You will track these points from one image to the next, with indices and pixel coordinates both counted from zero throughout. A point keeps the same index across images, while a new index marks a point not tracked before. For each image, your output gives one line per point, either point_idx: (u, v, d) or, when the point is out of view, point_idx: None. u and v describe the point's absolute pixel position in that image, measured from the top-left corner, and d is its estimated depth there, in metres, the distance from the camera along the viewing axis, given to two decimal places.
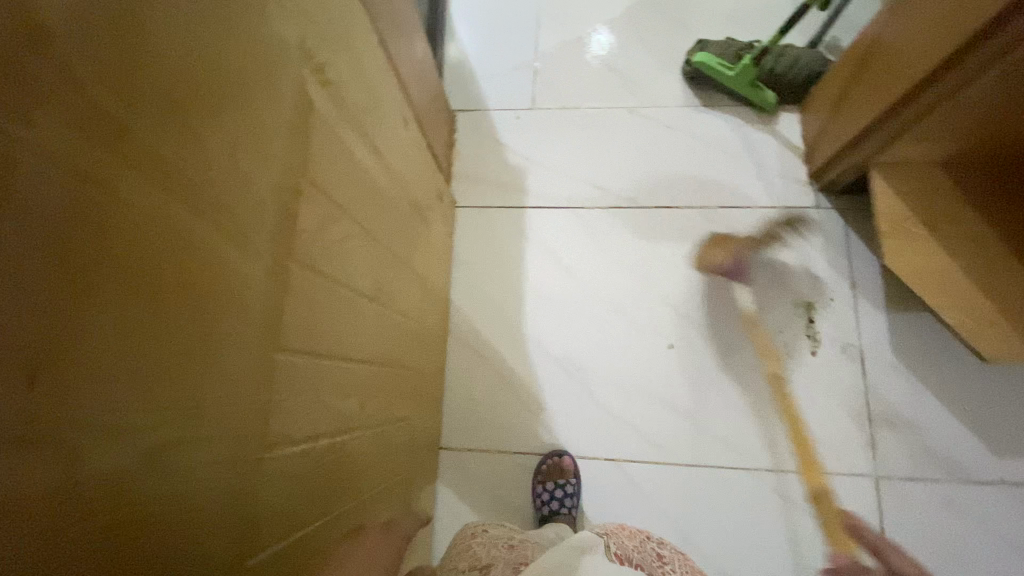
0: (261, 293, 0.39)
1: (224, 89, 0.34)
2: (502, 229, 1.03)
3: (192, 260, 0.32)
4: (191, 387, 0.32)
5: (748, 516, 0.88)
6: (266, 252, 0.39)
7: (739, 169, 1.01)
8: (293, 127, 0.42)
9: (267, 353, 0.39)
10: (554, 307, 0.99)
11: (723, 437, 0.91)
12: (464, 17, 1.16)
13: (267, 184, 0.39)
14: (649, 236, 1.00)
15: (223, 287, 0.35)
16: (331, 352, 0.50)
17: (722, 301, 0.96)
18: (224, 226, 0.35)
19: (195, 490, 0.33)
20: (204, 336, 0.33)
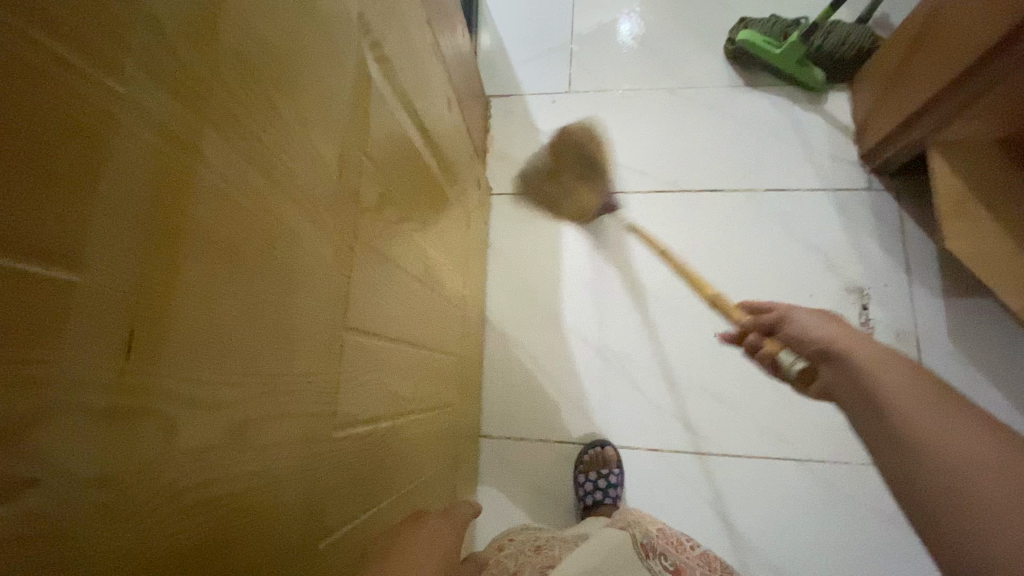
0: (330, 269, 0.38)
1: (296, 60, 0.34)
2: (539, 215, 1.01)
3: (270, 231, 0.31)
4: (269, 361, 0.32)
5: (797, 507, 0.85)
6: (333, 228, 0.39)
7: (785, 151, 0.98)
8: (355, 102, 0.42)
9: (335, 332, 0.39)
10: (594, 294, 0.97)
11: (771, 426, 0.88)
12: (497, 1, 1.14)
13: (334, 158, 0.38)
14: (690, 221, 0.97)
15: (296, 261, 0.34)
16: (389, 333, 0.50)
17: (768, 288, 0.93)
18: (297, 199, 0.34)
19: (272, 464, 0.33)
20: (280, 310, 0.33)
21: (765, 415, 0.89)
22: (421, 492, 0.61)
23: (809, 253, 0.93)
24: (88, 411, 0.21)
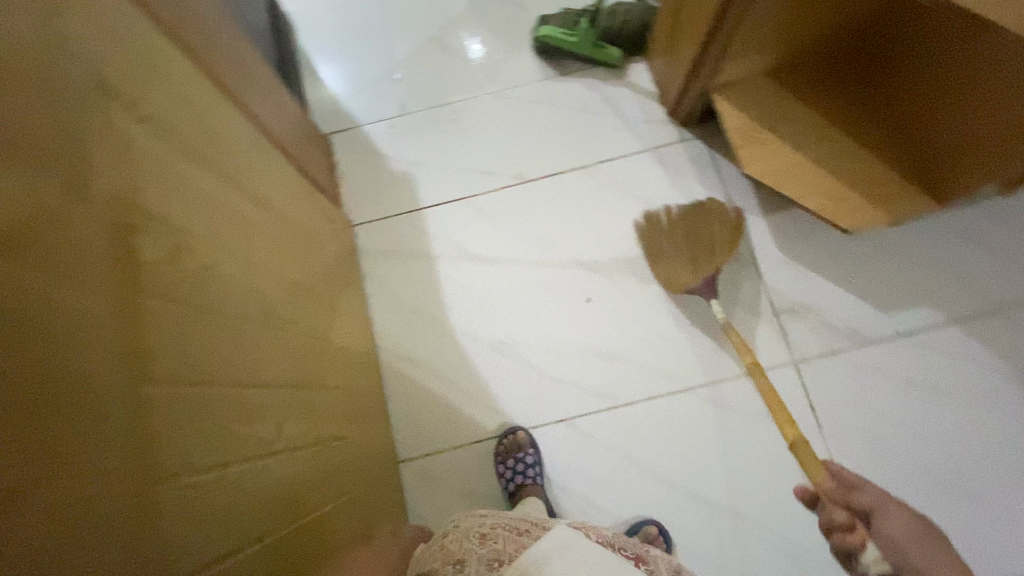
0: (112, 323, 0.38)
1: (49, 147, 0.36)
2: (405, 236, 1.05)
3: (22, 288, 0.31)
4: (53, 420, 0.32)
5: (698, 432, 0.93)
6: (110, 282, 0.39)
7: (605, 123, 1.08)
8: (129, 171, 0.44)
9: (157, 390, 0.41)
10: (475, 294, 1.01)
11: (657, 368, 0.96)
12: (315, 46, 1.17)
13: (94, 212, 0.39)
14: (542, 205, 1.04)
15: (66, 318, 0.34)
16: (233, 377, 0.52)
17: (622, 246, 1.01)
18: (51, 253, 0.34)
19: (83, 521, 0.32)
20: (55, 368, 0.32)
21: (650, 359, 0.96)
22: (319, 528, 0.61)
23: (649, 209, 1.03)
24: None
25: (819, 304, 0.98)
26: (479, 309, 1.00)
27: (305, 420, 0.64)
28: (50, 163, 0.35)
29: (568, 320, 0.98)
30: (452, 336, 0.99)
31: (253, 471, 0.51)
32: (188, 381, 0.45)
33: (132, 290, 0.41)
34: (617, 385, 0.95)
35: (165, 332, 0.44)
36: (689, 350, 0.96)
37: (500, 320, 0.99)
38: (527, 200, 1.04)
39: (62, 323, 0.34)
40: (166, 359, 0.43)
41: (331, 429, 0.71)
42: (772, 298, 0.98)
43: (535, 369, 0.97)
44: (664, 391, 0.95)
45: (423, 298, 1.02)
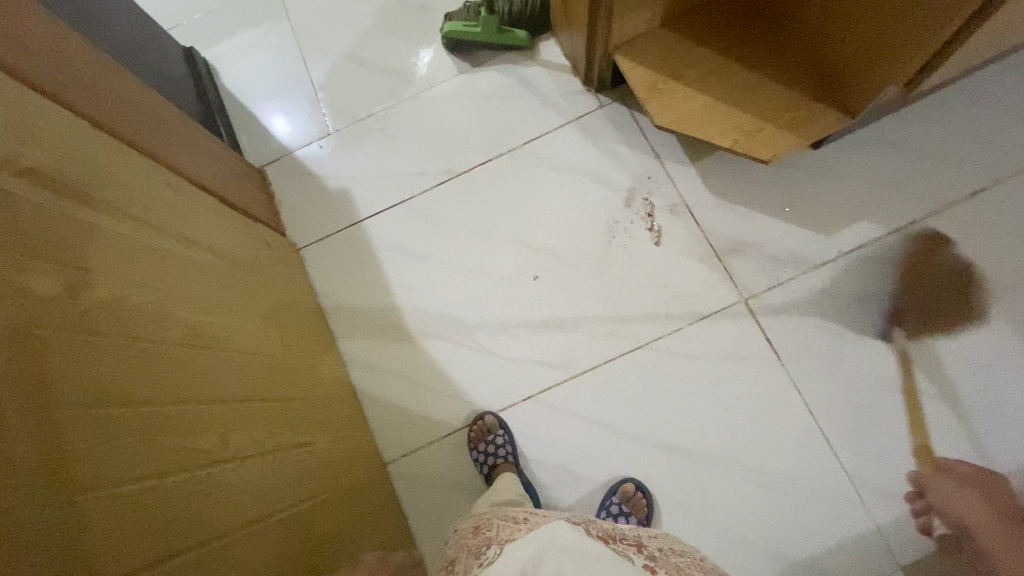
0: (123, 360, 0.54)
1: (51, 247, 0.51)
2: (602, 246, 1.10)
3: (61, 341, 0.47)
4: (90, 425, 0.47)
5: (832, 526, 0.94)
6: (118, 331, 0.55)
7: (836, 195, 1.05)
8: (109, 249, 0.59)
9: (157, 411, 0.55)
10: (654, 320, 1.05)
11: (785, 464, 0.97)
12: (556, 52, 1.22)
13: (100, 287, 0.55)
14: (750, 257, 1.05)
15: (90, 356, 0.50)
16: (218, 394, 0.66)
17: (814, 321, 1.01)
18: (76, 317, 0.50)
19: (120, 498, 0.47)
20: (87, 384, 0.48)
21: (781, 452, 0.97)
22: (317, 512, 0.76)
23: (854, 292, 1.02)
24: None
25: (979, 463, 0.93)
26: (632, 349, 1.05)
27: (289, 419, 0.79)
28: (58, 266, 0.51)
29: (715, 388, 1.01)
30: (599, 364, 1.05)
31: (247, 463, 0.66)
32: (185, 400, 0.60)
33: (127, 343, 0.56)
34: (741, 465, 0.97)
35: (157, 369, 0.58)
36: (822, 459, 0.96)
37: (648, 365, 1.03)
38: (714, 262, 1.06)
39: (86, 369, 0.49)
40: (161, 386, 0.58)
41: (316, 430, 0.85)
42: (927, 442, 0.95)
43: (666, 422, 1.01)
44: (783, 487, 0.96)
45: (581, 321, 1.07)
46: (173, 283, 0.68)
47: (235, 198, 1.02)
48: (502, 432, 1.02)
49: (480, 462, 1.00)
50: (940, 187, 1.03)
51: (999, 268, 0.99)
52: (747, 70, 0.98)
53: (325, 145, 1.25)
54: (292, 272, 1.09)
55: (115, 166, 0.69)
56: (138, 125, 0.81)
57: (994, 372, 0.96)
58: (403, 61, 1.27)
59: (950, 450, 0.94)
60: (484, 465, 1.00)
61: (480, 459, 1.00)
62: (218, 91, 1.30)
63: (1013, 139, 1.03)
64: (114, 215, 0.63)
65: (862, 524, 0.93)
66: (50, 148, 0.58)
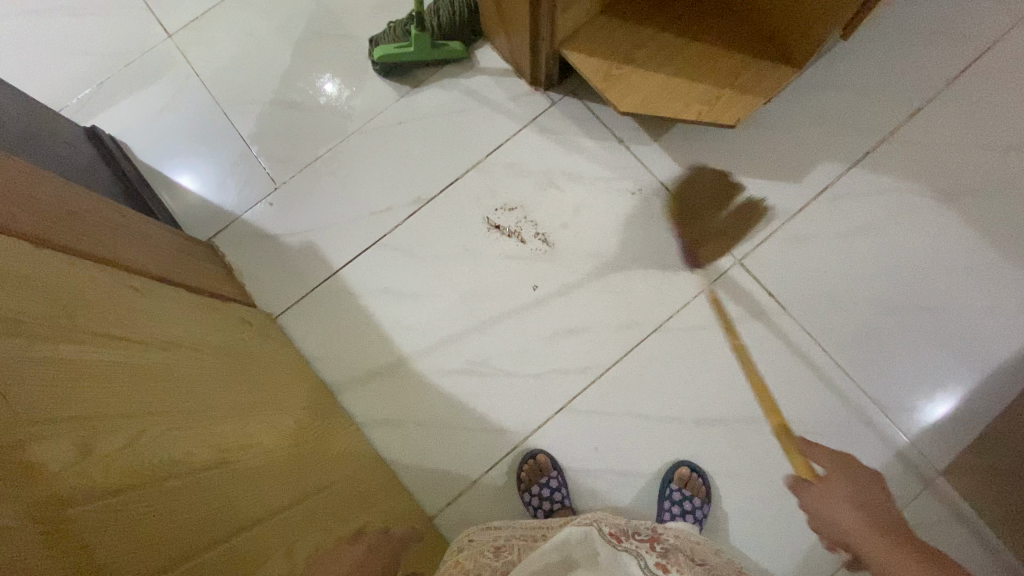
0: (189, 509, 0.50)
1: (77, 408, 0.46)
2: (591, 240, 1.09)
3: (126, 519, 0.44)
4: None
5: (869, 454, 0.99)
6: (175, 476, 0.51)
7: (795, 143, 1.10)
8: (108, 384, 0.51)
9: (214, 552, 0.50)
10: (660, 303, 1.06)
11: (814, 406, 1.01)
12: (495, 56, 1.19)
13: (142, 436, 0.51)
14: (733, 221, 1.08)
15: (158, 520, 0.46)
16: (266, 508, 0.61)
17: (805, 266, 1.06)
18: (130, 482, 0.46)
19: None
20: (161, 556, 0.45)
21: (807, 396, 1.01)
22: None
23: (834, 231, 1.07)
24: None
25: (976, 358, 1.01)
26: (647, 334, 1.05)
27: (340, 506, 0.74)
28: (67, 427, 0.44)
29: (735, 353, 1.03)
30: (619, 360, 1.04)
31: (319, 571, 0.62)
32: (247, 525, 0.56)
33: (164, 487, 0.49)
34: (778, 420, 1.00)
35: (203, 503, 0.52)
36: (845, 391, 1.01)
37: (666, 347, 1.04)
38: (701, 232, 1.08)
39: (130, 536, 0.43)
40: (219, 521, 0.53)
41: (366, 508, 0.80)
42: (928, 351, 1.02)
43: (699, 397, 1.02)
44: (819, 428, 1.00)
45: (594, 318, 1.06)
46: (197, 398, 0.63)
47: (197, 282, 0.91)
48: (555, 473, 0.99)
49: (534, 506, 0.97)
50: (880, 117, 1.10)
51: (947, 178, 1.07)
52: (693, 42, 1.00)
53: (274, 201, 1.15)
54: (280, 344, 1.01)
55: (76, 284, 0.59)
56: (85, 232, 0.71)
57: (968, 273, 1.04)
58: (338, 96, 1.19)
59: (951, 352, 1.02)
60: (539, 510, 0.97)
61: (534, 502, 0.96)
62: (136, 168, 1.17)
63: (931, 60, 1.11)
64: (106, 344, 0.56)
65: (894, 440, 0.99)
66: (22, 291, 0.50)
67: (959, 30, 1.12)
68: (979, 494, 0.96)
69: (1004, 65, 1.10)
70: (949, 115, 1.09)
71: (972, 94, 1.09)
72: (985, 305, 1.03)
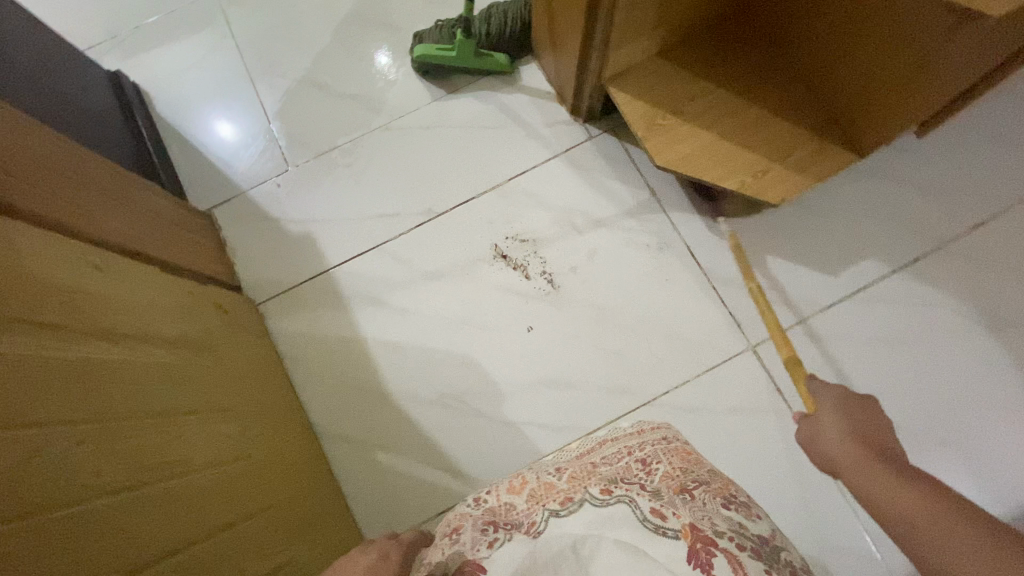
0: (99, 534, 0.47)
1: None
2: (599, 291, 1.02)
3: (24, 544, 0.40)
4: None
5: None
6: (90, 496, 0.48)
7: (840, 235, 1.01)
8: (25, 385, 0.46)
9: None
10: (658, 374, 0.98)
11: (803, 522, 0.92)
12: (540, 77, 1.12)
13: (65, 447, 0.48)
14: (755, 303, 1.00)
15: (59, 546, 0.43)
16: (175, 541, 0.54)
17: (823, 367, 0.97)
18: (37, 501, 0.43)
19: None
20: None
21: (797, 509, 0.93)
22: None
23: (862, 337, 0.98)
24: None
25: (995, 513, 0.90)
26: (637, 404, 0.97)
27: (273, 533, 0.70)
28: None
29: (727, 445, 0.95)
30: (603, 424, 0.97)
31: None
32: (165, 554, 0.53)
33: (75, 510, 0.46)
34: None
35: (97, 537, 0.47)
36: (839, 513, 0.92)
37: (654, 421, 0.96)
38: (718, 307, 1.00)
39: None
40: (133, 549, 0.49)
41: (302, 536, 0.76)
42: None
43: None
44: (803, 548, 0.91)
45: (584, 375, 0.99)
46: (140, 403, 0.59)
47: (180, 259, 0.87)
48: None
49: None
50: (940, 224, 1.00)
51: (1000, 305, 0.97)
52: (751, 105, 0.91)
53: (282, 183, 1.10)
54: (253, 336, 0.96)
55: (26, 259, 0.55)
56: (60, 194, 0.67)
57: (1003, 414, 0.93)
58: (369, 86, 1.14)
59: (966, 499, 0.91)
60: None
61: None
62: (153, 121, 1.13)
63: (1011, 171, 1.00)
64: (50, 335, 0.53)
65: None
66: None
67: None
68: None
69: None
70: (1018, 235, 0.98)
71: None
72: (1019, 451, 0.92)
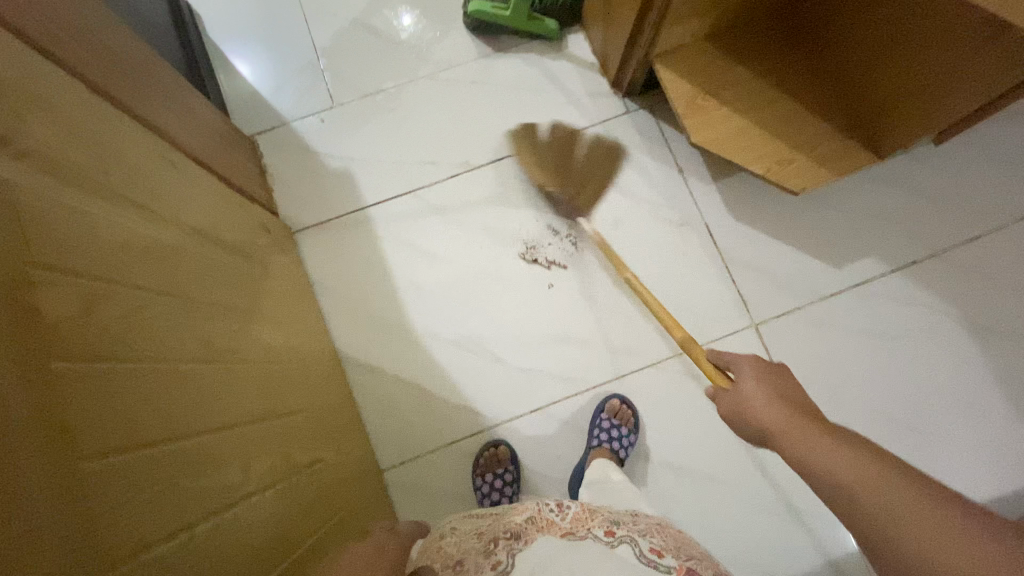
0: (180, 389, 0.52)
1: (94, 261, 0.46)
2: (620, 257, 1.08)
3: (124, 376, 0.45)
4: (156, 468, 0.45)
5: (816, 550, 0.98)
6: (171, 356, 0.52)
7: (850, 231, 1.08)
8: (118, 251, 0.50)
9: (177, 447, 0.48)
10: (666, 339, 1.05)
11: (780, 487, 1.00)
12: (585, 48, 1.16)
13: (150, 309, 0.52)
14: (764, 285, 1.07)
15: (150, 390, 0.48)
16: (236, 416, 0.59)
17: (816, 351, 1.04)
18: (130, 347, 0.47)
19: (189, 529, 0.47)
20: (150, 423, 0.46)
21: (775, 475, 1.01)
22: (338, 528, 0.74)
23: (857, 326, 1.05)
24: (62, 537, 0.34)
25: (953, 497, 1.00)
26: (641, 365, 1.04)
27: (308, 432, 0.75)
28: (82, 280, 0.44)
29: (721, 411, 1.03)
30: (609, 380, 1.04)
31: (281, 484, 0.63)
32: (229, 423, 0.57)
33: (159, 365, 0.50)
34: (739, 488, 1.00)
35: (175, 393, 0.51)
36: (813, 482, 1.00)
37: (656, 383, 1.04)
38: (728, 285, 1.07)
39: (107, 408, 0.42)
40: (206, 410, 0.54)
41: (330, 443, 0.81)
42: (908, 470, 1.01)
43: (672, 439, 1.02)
44: (776, 510, 1.00)
45: (598, 333, 1.05)
46: (203, 288, 0.63)
47: (230, 174, 0.91)
48: (511, 468, 0.99)
49: (482, 492, 0.97)
50: (942, 231, 1.07)
51: (986, 313, 1.05)
52: (786, 97, 0.97)
53: (326, 119, 1.13)
54: (290, 261, 1.00)
55: (115, 140, 0.58)
56: (138, 92, 0.70)
57: (972, 410, 1.02)
58: (417, 35, 1.17)
59: (927, 485, 1.00)
60: (486, 497, 0.96)
61: (484, 488, 0.97)
62: (203, 43, 1.15)
63: (1014, 192, 1.08)
64: (136, 211, 0.56)
65: (845, 545, 0.98)
66: (70, 137, 0.50)
67: None
68: None
69: None
70: (1010, 251, 1.06)
71: None
72: (979, 446, 1.01)
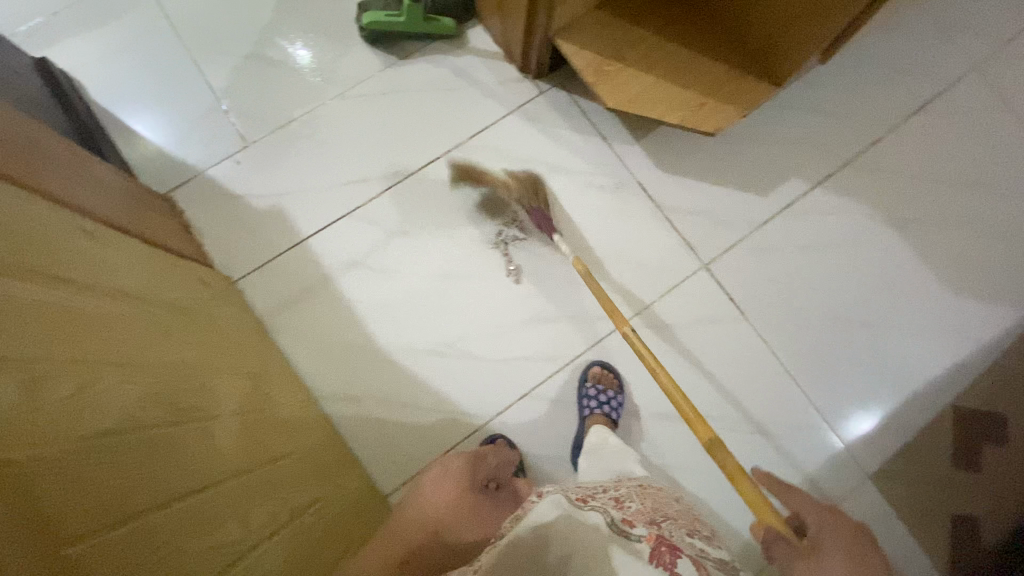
0: (157, 456, 0.49)
1: (27, 341, 0.43)
2: (569, 230, 1.10)
3: (91, 454, 0.42)
4: (147, 540, 0.43)
5: (808, 457, 1.04)
6: (138, 423, 0.50)
7: (769, 159, 1.15)
8: (51, 327, 0.47)
9: (166, 513, 0.46)
10: (629, 298, 1.08)
11: (763, 409, 1.05)
12: (487, 38, 1.18)
13: (100, 379, 0.49)
14: (704, 226, 1.12)
15: (124, 462, 0.45)
16: (223, 470, 0.57)
17: (765, 275, 1.11)
18: (92, 422, 0.44)
19: None
20: (131, 495, 0.44)
21: (756, 399, 1.06)
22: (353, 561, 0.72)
23: (795, 244, 1.12)
24: None
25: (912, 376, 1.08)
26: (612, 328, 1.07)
27: (302, 472, 0.73)
28: (18, 364, 0.41)
29: (694, 352, 1.07)
30: (586, 350, 1.06)
31: (285, 530, 0.61)
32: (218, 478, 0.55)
33: (128, 435, 0.47)
34: (728, 419, 1.05)
35: (152, 460, 0.48)
36: (790, 396, 1.07)
37: None
38: (673, 233, 1.11)
39: (77, 488, 0.39)
40: (189, 469, 0.52)
41: (326, 479, 0.79)
42: (868, 363, 1.09)
43: (657, 390, 1.05)
44: (764, 431, 1.05)
45: (565, 308, 1.07)
46: (155, 349, 0.60)
47: (152, 234, 0.86)
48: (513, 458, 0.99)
49: None
50: (847, 142, 1.16)
51: (900, 205, 1.15)
52: (683, 48, 1.02)
53: (242, 160, 1.09)
54: (238, 310, 0.96)
55: (19, 217, 0.54)
56: (33, 168, 0.65)
57: (910, 295, 1.12)
58: (317, 58, 1.15)
59: (888, 370, 1.09)
60: None
61: None
62: (89, 108, 1.08)
63: (898, 93, 1.18)
64: (60, 284, 0.53)
65: (831, 445, 1.05)
66: None
67: (925, 66, 1.20)
68: (905, 500, 1.03)
69: (957, 105, 1.18)
70: (907, 146, 1.17)
71: (929, 128, 1.17)
72: (923, 326, 1.10)
